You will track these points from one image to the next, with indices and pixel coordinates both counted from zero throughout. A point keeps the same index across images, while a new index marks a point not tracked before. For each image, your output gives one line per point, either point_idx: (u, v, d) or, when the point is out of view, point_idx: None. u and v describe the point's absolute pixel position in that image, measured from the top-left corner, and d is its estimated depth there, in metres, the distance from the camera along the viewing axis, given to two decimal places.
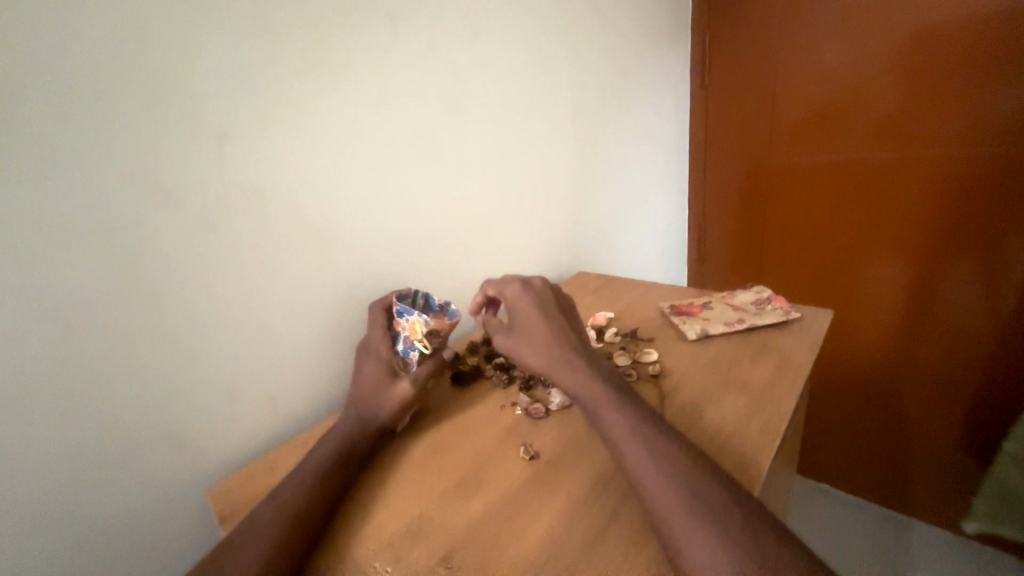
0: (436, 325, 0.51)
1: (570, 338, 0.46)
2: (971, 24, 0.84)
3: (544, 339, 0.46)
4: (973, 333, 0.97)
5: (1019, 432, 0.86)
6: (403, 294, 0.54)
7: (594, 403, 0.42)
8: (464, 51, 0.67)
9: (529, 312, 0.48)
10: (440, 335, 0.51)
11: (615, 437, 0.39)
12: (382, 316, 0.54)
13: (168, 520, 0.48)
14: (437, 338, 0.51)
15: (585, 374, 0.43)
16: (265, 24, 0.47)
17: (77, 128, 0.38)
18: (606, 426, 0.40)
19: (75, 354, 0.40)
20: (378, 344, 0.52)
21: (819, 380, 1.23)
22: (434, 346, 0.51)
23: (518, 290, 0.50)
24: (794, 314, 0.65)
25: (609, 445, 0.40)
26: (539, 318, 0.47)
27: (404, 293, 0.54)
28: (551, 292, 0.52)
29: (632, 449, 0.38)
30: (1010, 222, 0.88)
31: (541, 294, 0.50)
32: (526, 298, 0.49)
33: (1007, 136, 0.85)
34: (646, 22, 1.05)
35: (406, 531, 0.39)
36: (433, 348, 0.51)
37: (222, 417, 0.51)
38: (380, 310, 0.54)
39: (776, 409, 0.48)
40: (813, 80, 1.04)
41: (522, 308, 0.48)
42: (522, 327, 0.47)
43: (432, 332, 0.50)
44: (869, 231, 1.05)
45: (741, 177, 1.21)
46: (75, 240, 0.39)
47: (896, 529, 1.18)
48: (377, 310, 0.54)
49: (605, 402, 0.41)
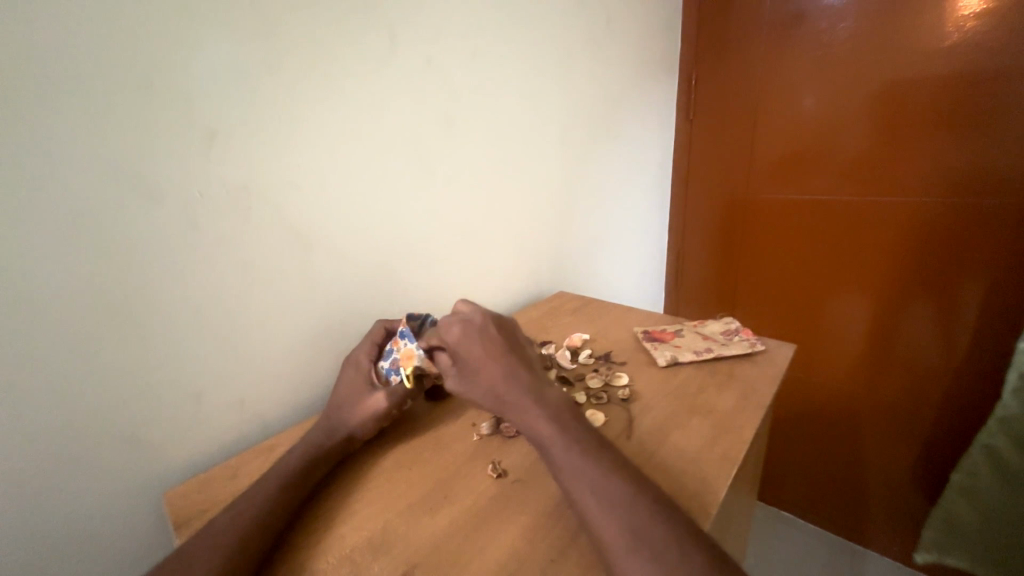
0: (428, 362, 0.50)
1: (524, 384, 0.46)
2: (933, 87, 0.92)
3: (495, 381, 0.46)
4: (929, 371, 1.02)
5: (964, 465, 0.90)
6: (413, 317, 0.56)
7: (544, 442, 0.42)
8: (460, 70, 0.70)
9: (478, 351, 0.47)
10: (431, 369, 0.51)
11: (562, 474, 0.40)
12: (380, 333, 0.55)
13: (113, 526, 0.46)
14: (427, 369, 0.51)
15: (539, 418, 0.43)
16: (268, 34, 0.49)
17: (65, 121, 0.38)
18: (555, 463, 0.41)
19: (44, 348, 0.39)
20: (362, 354, 0.53)
21: (784, 410, 1.27)
22: (421, 373, 0.51)
23: (460, 332, 0.49)
24: (758, 346, 0.68)
25: (558, 481, 0.41)
26: (489, 362, 0.47)
27: (414, 316, 0.56)
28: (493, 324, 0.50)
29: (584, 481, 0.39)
30: (964, 269, 0.94)
31: (484, 333, 0.49)
32: (471, 337, 0.48)
33: (961, 191, 0.92)
34: (637, 57, 1.10)
35: (367, 545, 0.39)
36: (418, 377, 0.51)
37: (185, 419, 0.49)
38: (381, 328, 0.55)
39: (737, 437, 0.50)
40: (790, 124, 1.10)
41: (469, 354, 0.47)
42: (470, 371, 0.47)
43: (422, 366, 0.50)
44: (836, 270, 1.10)
45: (719, 209, 1.27)
46: (52, 231, 0.38)
47: (850, 559, 1.21)
48: (378, 327, 0.55)
49: (555, 444, 0.42)
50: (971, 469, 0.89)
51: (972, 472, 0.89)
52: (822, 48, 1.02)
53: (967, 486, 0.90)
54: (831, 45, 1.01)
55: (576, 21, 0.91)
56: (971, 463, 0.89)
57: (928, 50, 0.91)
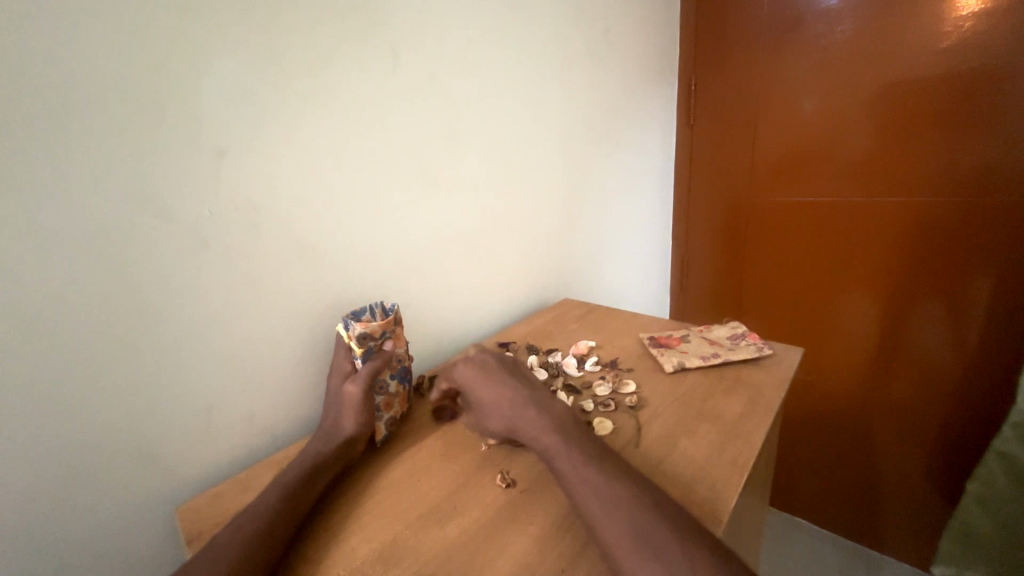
0: (365, 330, 0.50)
1: (519, 400, 0.48)
2: (933, 87, 0.92)
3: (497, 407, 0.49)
4: (940, 371, 1.01)
5: (980, 474, 0.87)
6: (359, 311, 0.57)
7: (548, 453, 0.43)
8: (463, 84, 0.71)
9: (480, 382, 0.51)
10: (377, 336, 0.51)
11: (569, 482, 0.41)
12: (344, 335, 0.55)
13: (123, 543, 0.46)
14: (373, 339, 0.51)
15: (540, 429, 0.45)
16: (274, 54, 0.50)
17: (76, 141, 0.39)
18: (561, 474, 0.41)
19: (54, 363, 0.40)
20: (338, 360, 0.54)
21: (794, 414, 1.25)
22: (373, 347, 0.51)
23: (464, 366, 0.53)
24: (765, 350, 0.68)
25: (565, 491, 0.41)
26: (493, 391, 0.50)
27: (358, 310, 0.57)
28: (493, 357, 0.54)
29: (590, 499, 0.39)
30: (972, 267, 0.93)
31: (484, 364, 0.53)
32: (472, 374, 0.52)
33: (966, 189, 0.92)
34: (637, 64, 1.12)
35: (376, 558, 0.39)
36: (370, 351, 0.51)
37: (195, 432, 0.50)
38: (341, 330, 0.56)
39: (746, 442, 0.50)
40: (790, 126, 1.10)
41: (473, 385, 0.52)
42: (478, 402, 0.51)
43: (365, 335, 0.50)
44: (841, 270, 1.10)
45: (722, 212, 1.27)
46: (63, 248, 0.39)
47: (866, 565, 1.19)
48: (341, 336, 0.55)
49: (559, 454, 0.43)
50: (986, 479, 0.86)
51: (988, 481, 0.86)
52: (819, 52, 1.03)
53: (985, 495, 0.87)
54: (829, 48, 1.02)
55: (577, 32, 0.92)
56: (986, 471, 0.86)
57: (927, 50, 0.91)
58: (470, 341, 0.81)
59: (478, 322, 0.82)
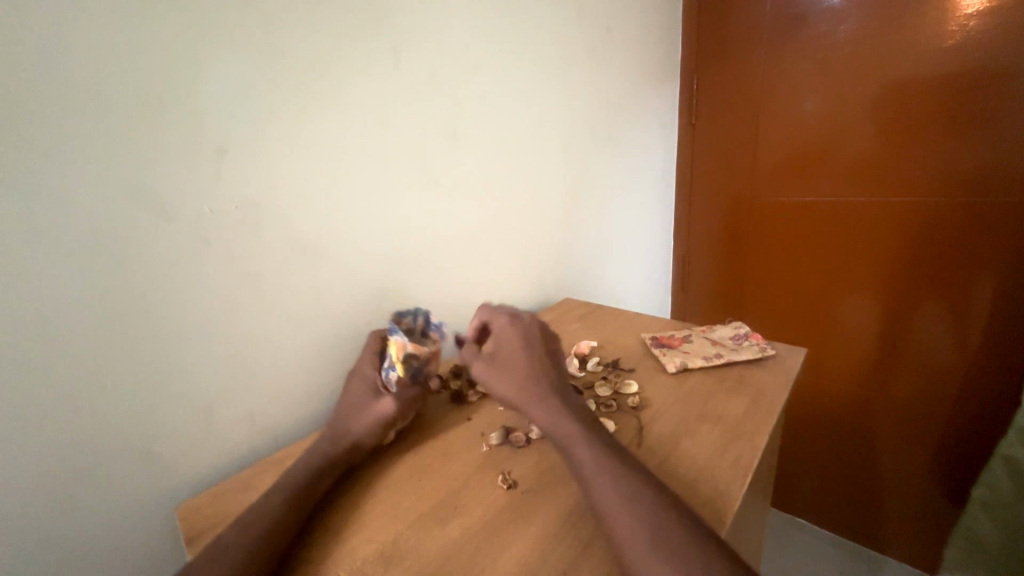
0: (415, 351, 0.51)
1: (547, 378, 0.47)
2: (937, 86, 0.91)
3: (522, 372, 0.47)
4: (942, 372, 1.00)
5: (985, 479, 0.87)
6: (402, 314, 0.57)
7: (564, 438, 0.43)
8: (464, 83, 0.71)
9: (514, 347, 0.50)
10: (421, 358, 0.52)
11: (584, 471, 0.40)
12: (375, 340, 0.55)
13: (123, 543, 0.46)
14: (417, 360, 0.52)
15: (561, 410, 0.44)
16: (275, 52, 0.50)
17: (75, 139, 0.39)
18: (576, 461, 0.41)
19: (54, 362, 0.40)
20: (365, 365, 0.53)
21: (795, 415, 1.25)
22: (415, 366, 0.51)
23: (505, 324, 0.52)
24: (768, 350, 0.67)
25: (579, 479, 0.41)
26: (524, 360, 0.48)
27: (404, 312, 0.57)
28: (538, 328, 0.54)
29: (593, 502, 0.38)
30: (975, 267, 0.93)
31: (528, 331, 0.52)
32: (513, 332, 0.51)
33: (969, 189, 0.91)
34: (639, 63, 1.11)
35: (377, 559, 0.39)
36: (412, 372, 0.51)
37: (195, 432, 0.49)
38: (375, 335, 0.56)
39: (749, 443, 0.50)
40: (793, 126, 1.10)
41: (507, 343, 0.50)
42: (503, 360, 0.49)
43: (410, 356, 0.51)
44: (843, 270, 1.09)
45: (724, 212, 1.26)
46: (62, 246, 0.39)
47: (868, 566, 1.18)
48: (372, 336, 0.56)
49: (577, 439, 0.42)
50: (991, 483, 0.86)
51: (993, 487, 0.86)
52: (822, 50, 1.03)
53: (989, 500, 0.87)
54: (832, 46, 1.01)
55: (578, 31, 0.92)
56: (992, 476, 0.86)
57: (931, 48, 0.90)
58: None
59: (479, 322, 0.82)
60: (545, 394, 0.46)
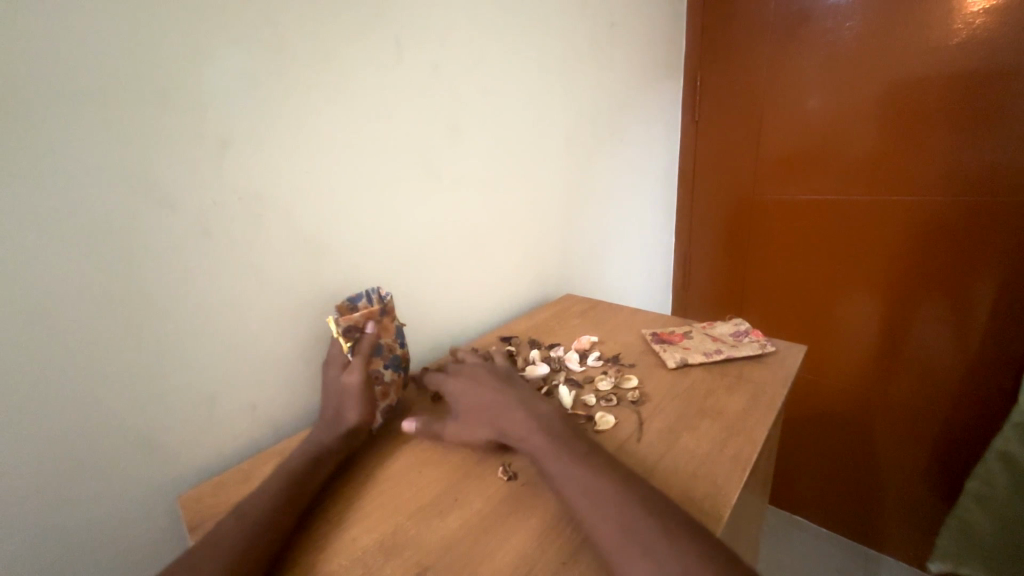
0: (344, 321, 0.51)
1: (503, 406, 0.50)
2: (941, 85, 0.91)
3: (481, 408, 0.51)
4: (941, 372, 1.00)
5: (978, 472, 0.87)
6: (355, 296, 0.55)
7: (538, 454, 0.44)
8: (467, 76, 0.71)
9: (470, 392, 0.53)
10: (358, 325, 0.52)
11: (558, 482, 0.41)
12: None
13: (123, 532, 0.46)
14: (357, 329, 0.52)
15: (524, 430, 0.46)
16: (276, 43, 0.50)
17: (79, 129, 0.39)
18: (551, 473, 0.42)
19: (58, 351, 0.40)
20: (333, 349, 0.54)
21: (795, 414, 1.25)
22: (356, 336, 0.52)
23: (455, 379, 0.56)
24: (768, 347, 0.67)
25: (557, 493, 0.41)
26: (478, 400, 0.52)
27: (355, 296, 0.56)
28: (488, 371, 0.57)
29: (591, 496, 0.38)
30: (976, 268, 0.93)
31: (476, 376, 0.56)
32: (462, 382, 0.55)
33: (971, 189, 0.91)
34: (643, 60, 1.11)
35: (377, 548, 0.39)
36: (355, 342, 0.52)
37: (197, 422, 0.50)
38: None
39: (748, 438, 0.50)
40: (796, 124, 1.10)
41: (462, 393, 0.54)
42: (464, 407, 0.53)
43: (347, 326, 0.51)
44: (844, 269, 1.09)
45: (727, 210, 1.26)
46: (67, 237, 0.39)
47: (864, 564, 1.19)
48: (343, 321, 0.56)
49: (548, 453, 0.43)
50: (986, 478, 0.86)
51: (987, 481, 0.86)
52: (827, 48, 1.02)
53: (984, 494, 0.87)
54: (837, 43, 1.01)
55: (581, 24, 0.91)
56: (986, 471, 0.86)
57: (937, 47, 0.90)
58: (472, 334, 0.81)
59: (480, 316, 0.82)
60: (507, 420, 0.48)
